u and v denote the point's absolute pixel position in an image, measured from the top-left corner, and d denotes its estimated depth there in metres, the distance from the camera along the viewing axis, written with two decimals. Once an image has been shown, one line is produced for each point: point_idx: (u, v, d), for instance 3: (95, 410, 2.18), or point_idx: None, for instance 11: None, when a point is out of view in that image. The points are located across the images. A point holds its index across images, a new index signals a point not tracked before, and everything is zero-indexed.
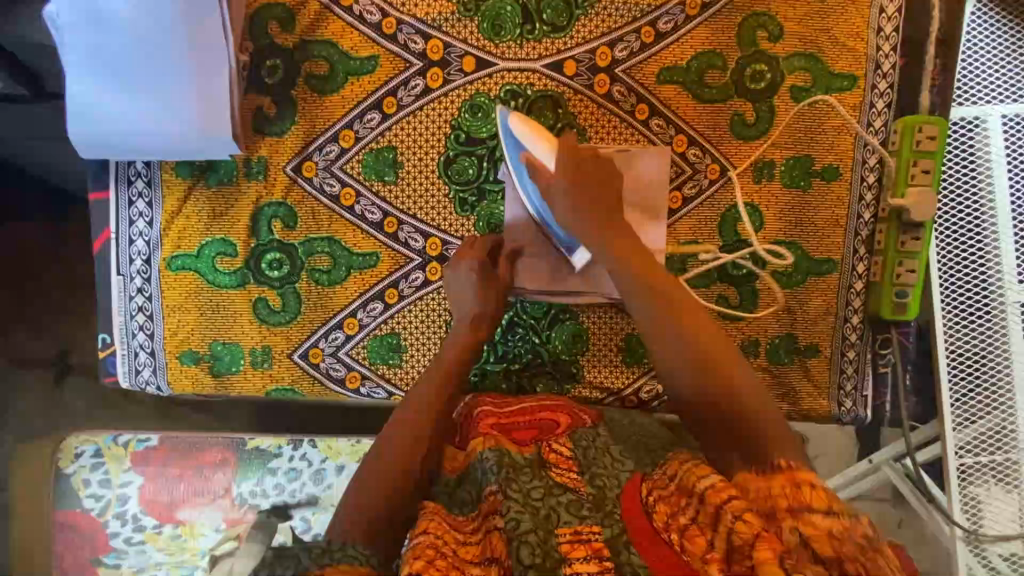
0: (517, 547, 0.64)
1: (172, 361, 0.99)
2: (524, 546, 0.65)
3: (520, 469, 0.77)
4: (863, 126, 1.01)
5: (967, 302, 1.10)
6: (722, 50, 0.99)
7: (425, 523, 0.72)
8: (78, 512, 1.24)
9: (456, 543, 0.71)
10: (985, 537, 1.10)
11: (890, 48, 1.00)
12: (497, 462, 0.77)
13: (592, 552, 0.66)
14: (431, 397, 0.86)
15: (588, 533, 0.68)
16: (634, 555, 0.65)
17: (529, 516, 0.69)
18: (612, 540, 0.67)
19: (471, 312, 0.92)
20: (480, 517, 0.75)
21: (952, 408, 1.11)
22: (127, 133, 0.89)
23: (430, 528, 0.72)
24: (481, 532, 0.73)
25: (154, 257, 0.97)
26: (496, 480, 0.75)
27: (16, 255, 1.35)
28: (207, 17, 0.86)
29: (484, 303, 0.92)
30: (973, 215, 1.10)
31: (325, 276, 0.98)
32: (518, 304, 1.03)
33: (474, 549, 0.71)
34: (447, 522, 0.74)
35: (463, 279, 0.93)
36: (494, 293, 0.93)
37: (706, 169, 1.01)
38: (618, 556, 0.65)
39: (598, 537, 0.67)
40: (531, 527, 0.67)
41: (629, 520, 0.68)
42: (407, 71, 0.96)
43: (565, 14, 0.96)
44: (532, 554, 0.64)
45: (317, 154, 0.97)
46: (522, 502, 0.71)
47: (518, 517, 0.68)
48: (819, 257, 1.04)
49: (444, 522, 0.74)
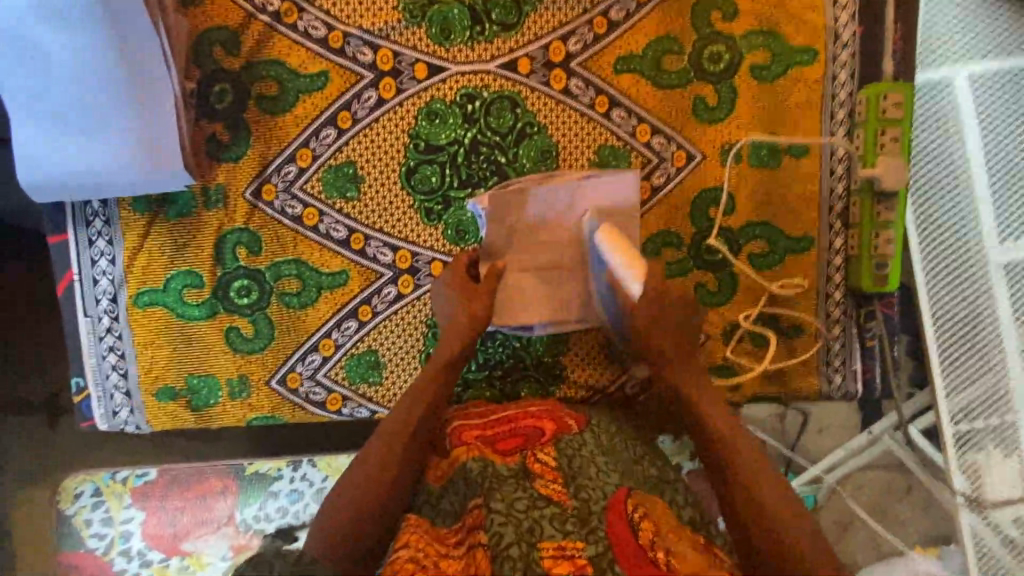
0: (500, 564, 0.67)
1: (149, 400, 0.97)
2: (507, 561, 0.67)
3: (503, 479, 0.77)
4: (828, 99, 1.00)
5: (950, 267, 1.09)
6: (677, 35, 0.97)
7: (410, 536, 0.76)
8: (83, 553, 1.27)
9: (440, 555, 0.74)
10: (988, 503, 1.09)
11: (848, 17, 0.98)
12: (481, 472, 0.79)
13: (574, 568, 0.68)
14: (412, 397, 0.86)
15: (571, 550, 0.69)
16: (617, 572, 0.68)
17: (512, 528, 0.70)
18: (596, 557, 0.69)
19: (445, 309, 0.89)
20: (464, 529, 0.77)
21: (943, 375, 1.09)
22: (79, 172, 0.87)
23: (412, 541, 0.75)
24: (464, 546, 0.74)
25: (120, 295, 0.95)
26: (480, 492, 0.77)
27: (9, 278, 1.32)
28: (146, 46, 0.85)
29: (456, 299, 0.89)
30: (948, 178, 1.08)
31: (295, 300, 0.97)
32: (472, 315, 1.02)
33: (459, 563, 0.73)
34: (432, 533, 0.78)
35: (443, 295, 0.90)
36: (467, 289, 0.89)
37: (672, 157, 1.00)
38: (601, 573, 0.68)
39: (581, 554, 0.69)
40: (514, 540, 0.69)
41: (613, 534, 0.71)
42: (359, 83, 0.94)
43: (513, 11, 0.94)
44: (514, 569, 0.67)
45: (275, 176, 0.95)
46: (505, 513, 0.72)
47: (501, 530, 0.70)
48: (796, 235, 1.03)
49: (427, 534, 0.77)
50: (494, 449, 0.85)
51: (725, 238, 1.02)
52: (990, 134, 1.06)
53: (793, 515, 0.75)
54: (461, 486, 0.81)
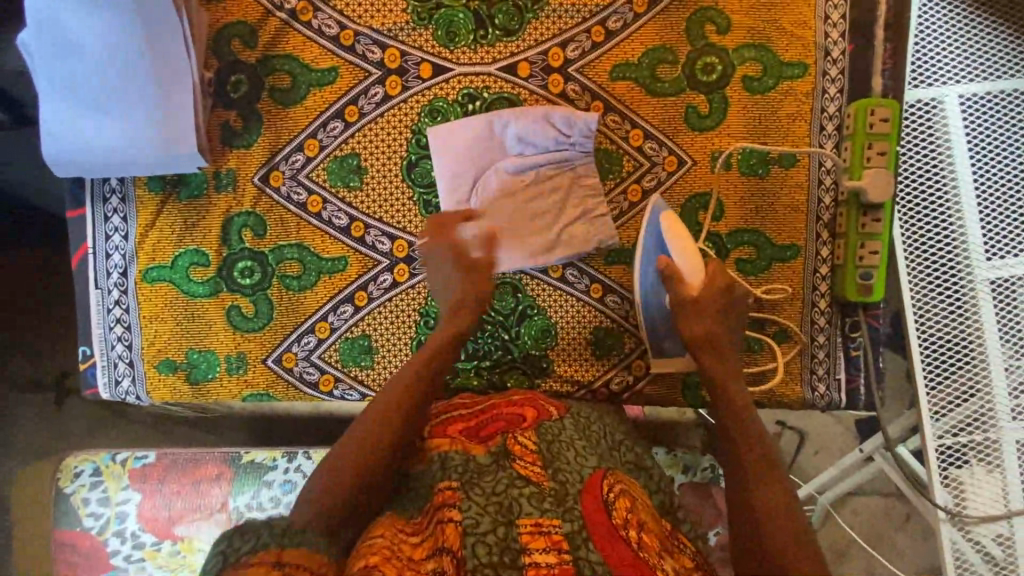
0: (471, 543, 0.69)
1: (151, 371, 1.01)
2: (480, 544, 0.70)
3: (483, 470, 0.80)
4: (817, 113, 1.03)
5: (936, 281, 1.10)
6: (672, 46, 1.01)
7: (383, 527, 0.74)
8: (79, 532, 1.27)
9: (411, 547, 0.72)
10: (969, 518, 1.09)
11: (837, 35, 1.02)
12: (463, 463, 0.81)
13: (551, 543, 0.71)
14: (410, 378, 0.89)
15: (548, 526, 0.73)
16: (591, 550, 0.70)
17: (488, 517, 0.73)
18: (571, 534, 0.72)
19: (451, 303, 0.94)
20: (430, 513, 0.77)
21: (927, 388, 1.10)
22: (101, 150, 0.92)
23: (384, 531, 0.73)
24: (432, 524, 0.74)
25: (130, 269, 1.00)
26: (459, 477, 0.78)
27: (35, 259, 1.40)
28: (170, 35, 0.91)
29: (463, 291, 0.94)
30: (936, 194, 1.11)
31: (295, 283, 1.01)
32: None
33: (429, 545, 0.72)
34: (401, 528, 0.75)
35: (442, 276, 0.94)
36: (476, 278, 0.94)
37: (663, 162, 1.03)
38: (576, 549, 0.70)
39: (557, 530, 0.72)
40: (490, 528, 0.71)
41: (586, 510, 0.74)
42: (366, 79, 0.99)
43: (516, 18, 0.99)
44: (489, 552, 0.69)
45: (283, 163, 1.00)
46: (483, 503, 0.74)
47: (478, 517, 0.72)
48: (783, 243, 1.05)
49: (397, 526, 0.76)
50: (472, 437, 0.88)
51: (713, 242, 1.05)
52: (979, 153, 1.09)
53: (780, 515, 0.74)
54: (437, 466, 0.82)
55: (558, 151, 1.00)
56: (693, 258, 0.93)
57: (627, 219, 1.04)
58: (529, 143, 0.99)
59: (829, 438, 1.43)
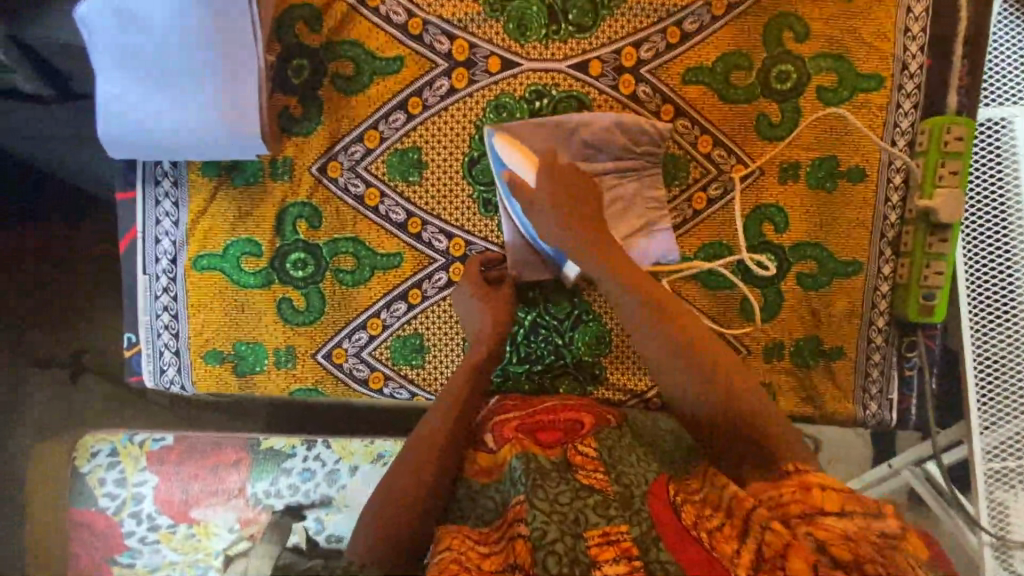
0: (543, 558, 0.66)
1: (197, 360, 0.99)
2: (551, 556, 0.66)
3: (546, 473, 0.77)
4: (890, 128, 1.01)
5: (995, 304, 1.08)
6: (748, 51, 0.98)
7: (451, 539, 0.75)
8: (94, 512, 1.25)
9: (480, 556, 0.73)
10: (1013, 544, 1.08)
11: (917, 48, 1.00)
12: (525, 468, 0.78)
13: (620, 552, 0.67)
14: (463, 382, 0.90)
15: (615, 534, 0.69)
16: (663, 551, 0.66)
17: (555, 525, 0.70)
18: (641, 539, 0.68)
19: (483, 321, 0.93)
20: (504, 526, 0.76)
21: (980, 410, 1.08)
22: (155, 130, 0.89)
23: (454, 544, 0.74)
24: (504, 540, 0.74)
25: (180, 256, 0.97)
26: (523, 489, 0.75)
27: (59, 231, 1.35)
28: (238, 15, 0.87)
29: (483, 312, 0.93)
30: (1000, 216, 1.08)
31: (349, 277, 0.98)
32: (527, 293, 1.03)
33: (499, 558, 0.72)
34: (471, 537, 0.76)
35: (464, 302, 0.95)
36: (496, 301, 0.95)
37: (731, 170, 1.01)
38: (646, 554, 0.67)
39: (626, 537, 0.68)
40: (558, 537, 0.68)
41: (658, 517, 0.70)
42: (433, 71, 0.95)
43: (590, 14, 0.96)
44: (559, 563, 0.66)
45: (342, 154, 0.97)
46: (547, 510, 0.71)
47: (544, 526, 0.69)
48: (845, 259, 1.03)
49: (467, 537, 0.76)
50: (536, 440, 0.86)
51: (776, 254, 1.03)
52: None
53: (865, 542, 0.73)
54: (506, 483, 0.80)
55: (631, 162, 0.97)
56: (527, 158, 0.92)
57: (686, 230, 1.02)
58: (588, 152, 0.96)
59: (852, 450, 1.39)
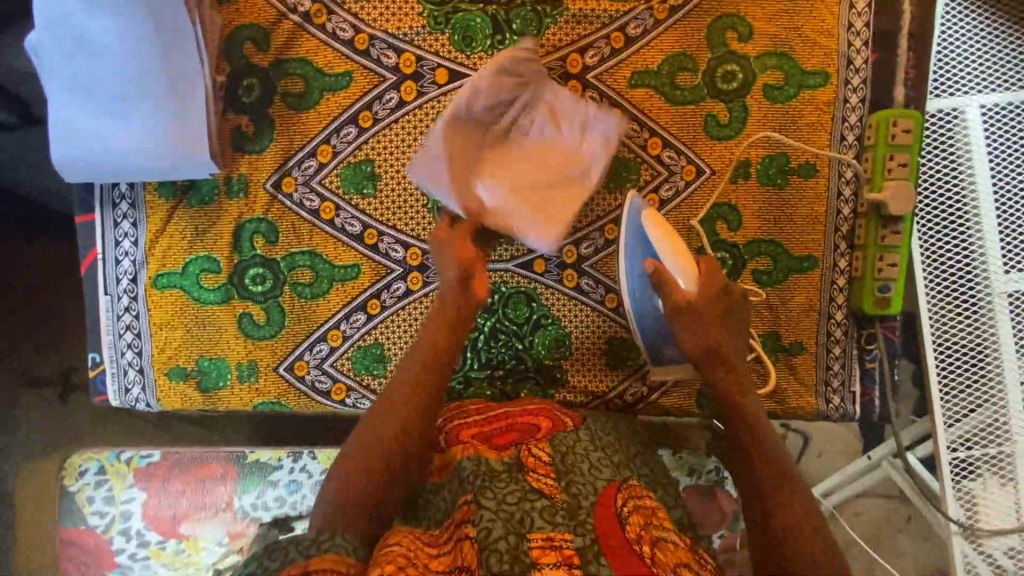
0: (486, 557, 0.67)
1: (161, 378, 1.01)
2: (493, 555, 0.67)
3: (497, 476, 0.77)
4: (838, 122, 1.02)
5: (954, 295, 1.08)
6: (693, 53, 1.00)
7: (401, 537, 0.74)
8: (83, 529, 1.25)
9: (429, 557, 0.73)
10: (982, 532, 1.08)
11: (861, 43, 1.00)
12: (476, 471, 0.78)
13: (562, 558, 0.68)
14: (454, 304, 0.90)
15: (559, 540, 0.70)
16: (603, 565, 0.67)
17: (501, 523, 0.70)
18: (584, 549, 0.69)
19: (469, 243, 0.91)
20: (452, 527, 0.77)
21: (942, 404, 1.08)
22: (104, 152, 0.91)
23: (403, 542, 0.74)
24: (453, 542, 0.74)
25: (140, 275, 0.99)
26: (472, 489, 0.76)
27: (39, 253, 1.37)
28: (183, 40, 0.89)
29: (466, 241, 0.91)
30: (955, 205, 1.08)
31: (308, 290, 1.00)
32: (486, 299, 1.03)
33: (448, 560, 0.72)
34: (422, 538, 0.76)
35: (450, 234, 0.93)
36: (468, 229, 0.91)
37: (682, 171, 1.02)
38: (588, 565, 0.67)
39: (569, 545, 0.69)
40: (502, 534, 0.69)
41: (600, 528, 0.71)
42: (381, 85, 0.97)
43: (534, 23, 0.98)
44: (501, 562, 0.67)
45: (296, 169, 0.98)
46: (495, 509, 0.72)
47: (490, 525, 0.70)
48: (800, 254, 1.04)
49: (418, 539, 0.76)
50: (489, 443, 0.87)
51: (731, 252, 1.04)
52: (1000, 165, 1.06)
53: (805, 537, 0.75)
54: (455, 484, 0.80)
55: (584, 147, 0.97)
56: (683, 258, 0.88)
57: None
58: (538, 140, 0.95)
59: (824, 440, 1.40)
